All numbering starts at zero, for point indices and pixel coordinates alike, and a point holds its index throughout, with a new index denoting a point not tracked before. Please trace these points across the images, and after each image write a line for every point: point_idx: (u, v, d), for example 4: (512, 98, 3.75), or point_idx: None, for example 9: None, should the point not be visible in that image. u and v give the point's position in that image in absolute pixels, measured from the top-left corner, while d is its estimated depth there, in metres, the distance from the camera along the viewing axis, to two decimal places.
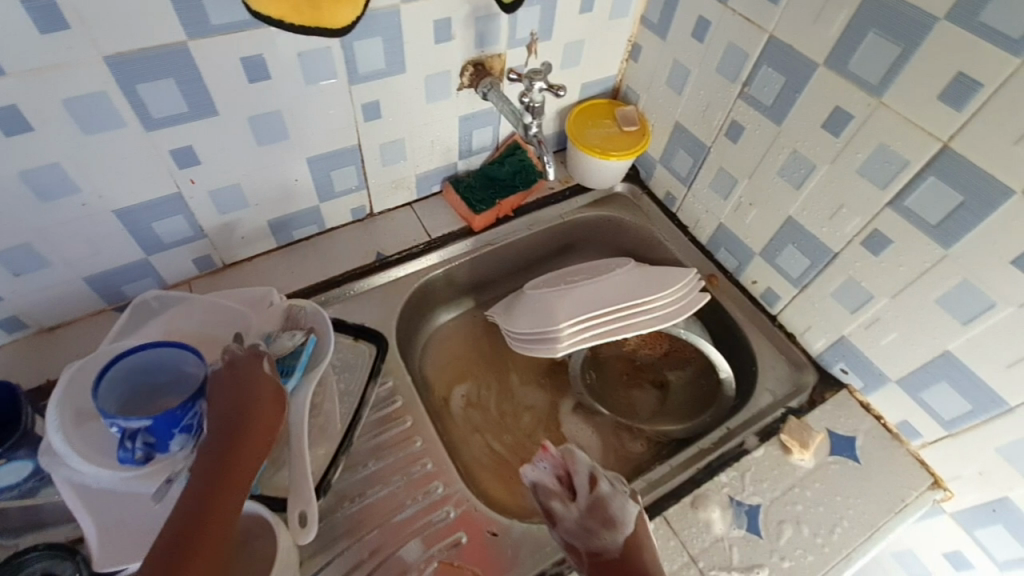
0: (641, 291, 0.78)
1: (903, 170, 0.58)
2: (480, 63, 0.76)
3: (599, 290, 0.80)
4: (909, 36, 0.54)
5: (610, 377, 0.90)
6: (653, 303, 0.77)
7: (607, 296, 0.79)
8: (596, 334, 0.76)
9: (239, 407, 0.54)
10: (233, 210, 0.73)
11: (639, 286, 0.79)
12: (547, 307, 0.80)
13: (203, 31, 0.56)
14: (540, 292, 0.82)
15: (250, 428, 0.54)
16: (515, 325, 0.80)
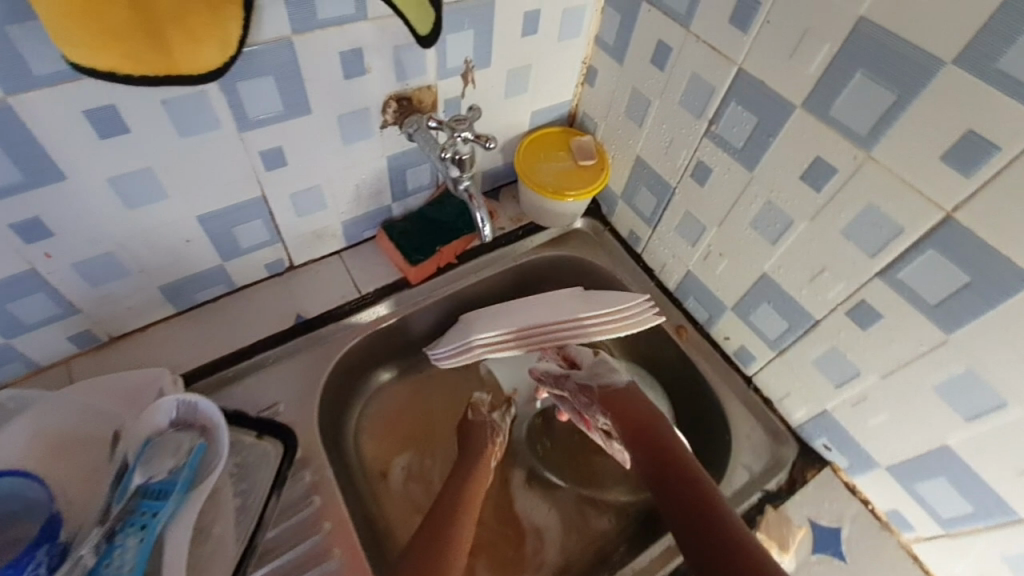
0: (582, 307, 0.70)
1: (896, 238, 0.49)
2: (405, 98, 0.65)
3: (536, 303, 0.72)
4: (906, 81, 0.44)
5: (567, 443, 0.81)
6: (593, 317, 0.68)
7: (546, 310, 0.71)
8: (516, 345, 0.70)
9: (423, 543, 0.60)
10: (110, 280, 0.61)
11: (588, 300, 0.71)
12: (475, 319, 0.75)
13: (25, 84, 0.44)
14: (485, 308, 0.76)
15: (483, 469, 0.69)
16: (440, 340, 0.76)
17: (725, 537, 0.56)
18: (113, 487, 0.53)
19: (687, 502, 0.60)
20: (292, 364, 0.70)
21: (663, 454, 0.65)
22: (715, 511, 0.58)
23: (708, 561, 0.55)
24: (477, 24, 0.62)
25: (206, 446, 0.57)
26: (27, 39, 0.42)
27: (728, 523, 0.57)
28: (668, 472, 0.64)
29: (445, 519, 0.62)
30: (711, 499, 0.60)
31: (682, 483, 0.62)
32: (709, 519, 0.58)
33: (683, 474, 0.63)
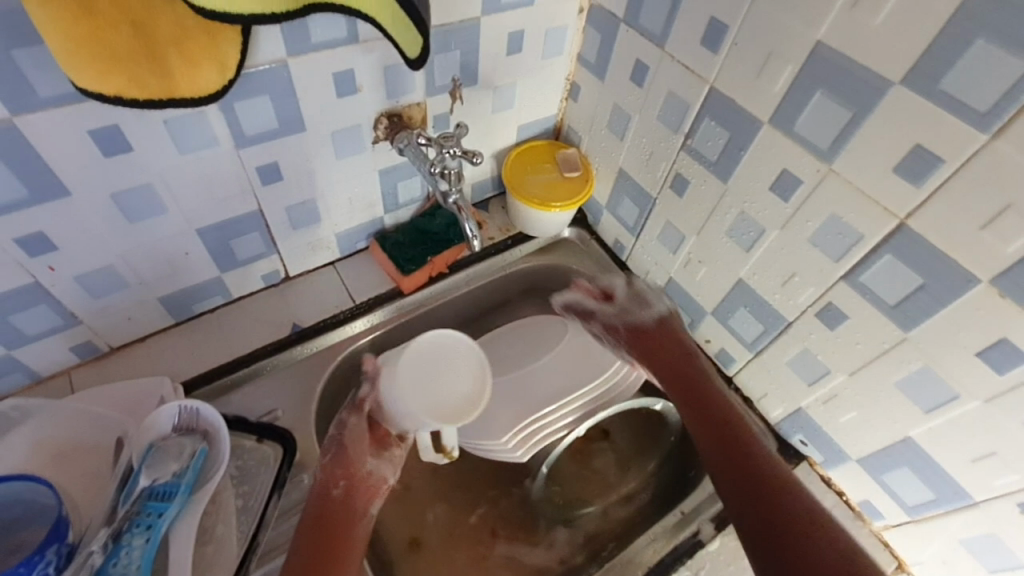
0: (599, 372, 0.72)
1: (857, 244, 0.52)
2: (396, 115, 0.68)
3: (541, 378, 0.71)
4: (859, 98, 0.47)
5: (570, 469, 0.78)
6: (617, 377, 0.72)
7: (565, 384, 0.71)
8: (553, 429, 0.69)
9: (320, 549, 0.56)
10: (111, 292, 0.63)
11: (589, 364, 0.72)
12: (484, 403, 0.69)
13: (31, 105, 0.46)
14: None
15: (348, 506, 0.61)
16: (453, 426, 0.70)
17: (791, 524, 0.53)
18: (119, 490, 0.55)
19: (737, 463, 0.60)
20: (287, 372, 0.72)
21: (722, 419, 0.64)
22: (777, 495, 0.56)
23: (778, 559, 0.52)
24: (464, 45, 0.65)
25: (207, 450, 0.59)
26: (38, 66, 0.44)
27: (793, 507, 0.55)
28: (717, 423, 0.64)
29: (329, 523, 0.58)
30: (771, 481, 0.57)
31: (739, 459, 0.60)
32: (775, 508, 0.55)
33: (742, 450, 0.61)
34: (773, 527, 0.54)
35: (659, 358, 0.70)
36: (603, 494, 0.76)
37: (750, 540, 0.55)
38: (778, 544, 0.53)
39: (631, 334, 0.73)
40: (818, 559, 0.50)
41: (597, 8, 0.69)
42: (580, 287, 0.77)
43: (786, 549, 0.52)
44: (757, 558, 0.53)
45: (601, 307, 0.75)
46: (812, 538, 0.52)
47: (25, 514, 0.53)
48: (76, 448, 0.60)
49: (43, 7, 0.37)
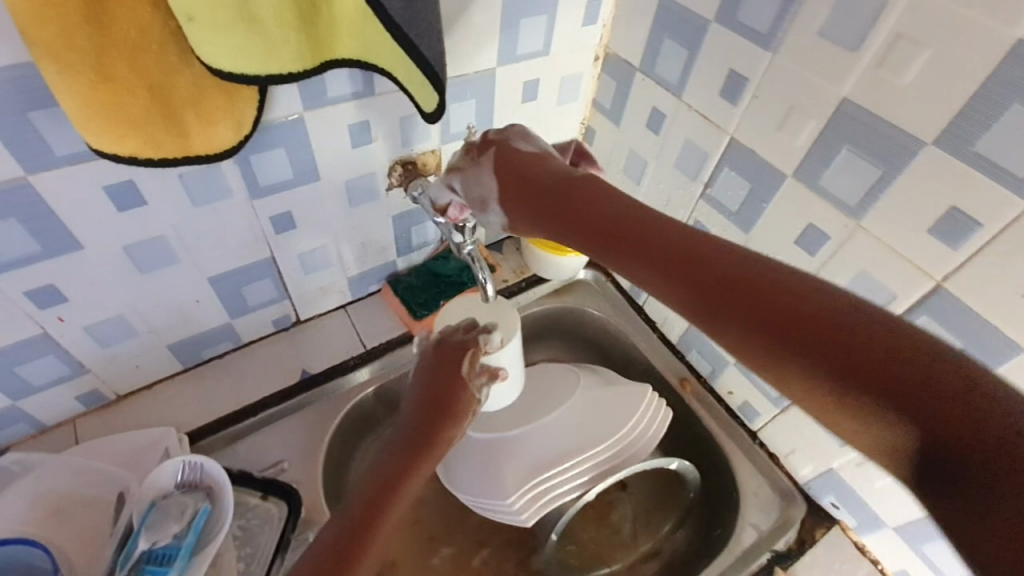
0: (612, 429, 0.68)
1: (889, 304, 0.50)
2: (411, 162, 0.67)
3: (552, 434, 0.68)
4: (888, 157, 0.46)
5: (584, 529, 0.75)
6: (631, 434, 0.68)
7: (574, 438, 0.68)
8: (560, 492, 0.66)
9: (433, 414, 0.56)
10: (119, 341, 0.62)
11: (602, 418, 0.69)
12: (490, 462, 0.67)
13: (47, 164, 0.46)
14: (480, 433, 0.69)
15: (456, 390, 0.58)
16: (458, 483, 0.68)
17: (883, 345, 0.30)
18: (119, 551, 0.53)
19: (709, 289, 0.37)
20: (296, 421, 0.70)
21: (653, 253, 0.40)
22: (812, 309, 0.33)
23: (870, 394, 0.30)
24: (479, 94, 0.65)
25: (210, 510, 0.56)
26: (56, 126, 0.44)
27: (823, 296, 0.33)
28: (674, 263, 0.39)
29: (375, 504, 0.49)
30: (777, 291, 0.34)
31: (719, 288, 0.36)
32: (828, 338, 0.32)
33: (700, 266, 0.37)
34: (878, 380, 0.30)
35: (581, 216, 0.45)
36: (619, 554, 0.73)
37: (850, 395, 0.31)
38: (863, 376, 0.30)
39: (538, 196, 0.48)
40: (957, 409, 0.28)
41: (613, 56, 0.69)
42: (488, 138, 0.55)
43: (879, 369, 0.30)
44: (842, 415, 0.32)
45: (505, 187, 0.51)
46: (881, 335, 0.30)
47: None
48: (77, 504, 0.58)
49: (60, 75, 0.38)
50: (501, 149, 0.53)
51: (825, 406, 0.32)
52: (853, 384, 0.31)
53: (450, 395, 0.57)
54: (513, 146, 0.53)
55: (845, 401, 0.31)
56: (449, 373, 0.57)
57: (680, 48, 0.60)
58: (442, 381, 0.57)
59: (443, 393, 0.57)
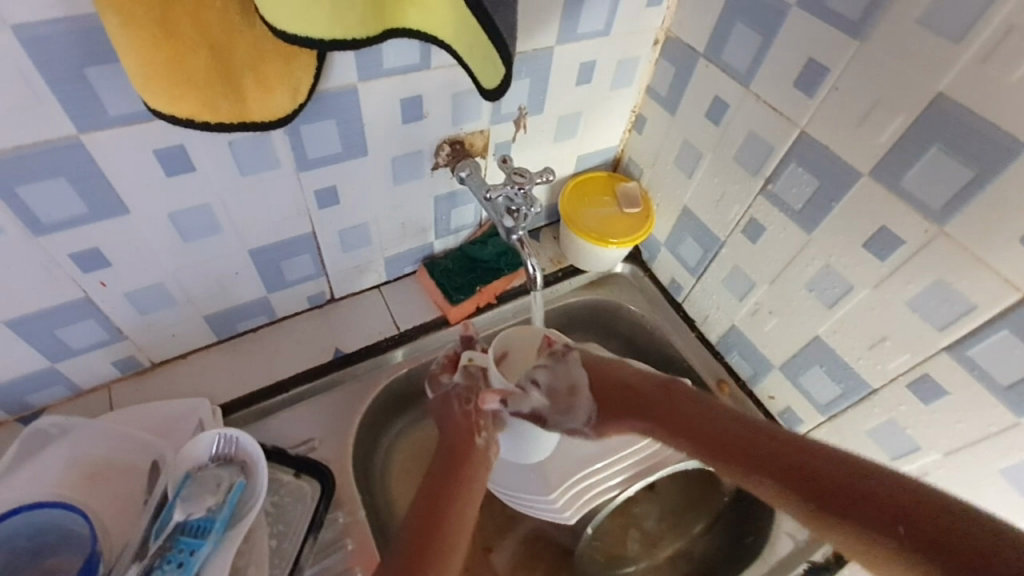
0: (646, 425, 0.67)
1: (966, 315, 0.47)
2: (459, 142, 0.65)
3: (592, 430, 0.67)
4: (984, 158, 0.43)
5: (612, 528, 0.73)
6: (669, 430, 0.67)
7: None
8: (597, 489, 0.65)
9: (450, 454, 0.58)
10: (157, 309, 0.61)
11: None
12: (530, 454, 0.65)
13: (99, 123, 0.45)
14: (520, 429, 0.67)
15: (469, 444, 0.58)
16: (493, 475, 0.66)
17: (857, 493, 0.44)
18: (153, 521, 0.53)
19: (752, 452, 0.51)
20: (326, 400, 0.70)
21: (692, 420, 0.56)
22: (918, 506, 0.42)
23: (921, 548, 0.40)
24: (534, 73, 0.63)
25: (244, 484, 0.56)
26: (109, 83, 0.43)
27: (881, 490, 0.44)
28: (732, 439, 0.53)
29: (444, 498, 0.52)
30: (814, 470, 0.47)
31: (846, 494, 0.45)
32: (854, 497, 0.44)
33: (738, 441, 0.53)
34: (910, 538, 0.41)
35: (673, 421, 0.57)
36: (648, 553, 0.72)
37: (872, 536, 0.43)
38: (840, 509, 0.45)
39: (625, 398, 0.61)
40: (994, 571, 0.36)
41: (674, 41, 0.66)
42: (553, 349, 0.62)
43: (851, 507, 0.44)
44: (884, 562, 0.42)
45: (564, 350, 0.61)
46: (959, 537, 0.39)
47: (56, 540, 0.51)
48: (113, 469, 0.58)
49: (124, 28, 0.36)
50: (584, 355, 0.63)
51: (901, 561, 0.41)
52: (885, 535, 0.42)
53: (465, 441, 0.58)
54: (595, 359, 0.63)
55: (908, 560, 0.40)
56: (455, 404, 0.61)
57: (753, 33, 0.57)
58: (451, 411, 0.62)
59: (455, 429, 0.60)
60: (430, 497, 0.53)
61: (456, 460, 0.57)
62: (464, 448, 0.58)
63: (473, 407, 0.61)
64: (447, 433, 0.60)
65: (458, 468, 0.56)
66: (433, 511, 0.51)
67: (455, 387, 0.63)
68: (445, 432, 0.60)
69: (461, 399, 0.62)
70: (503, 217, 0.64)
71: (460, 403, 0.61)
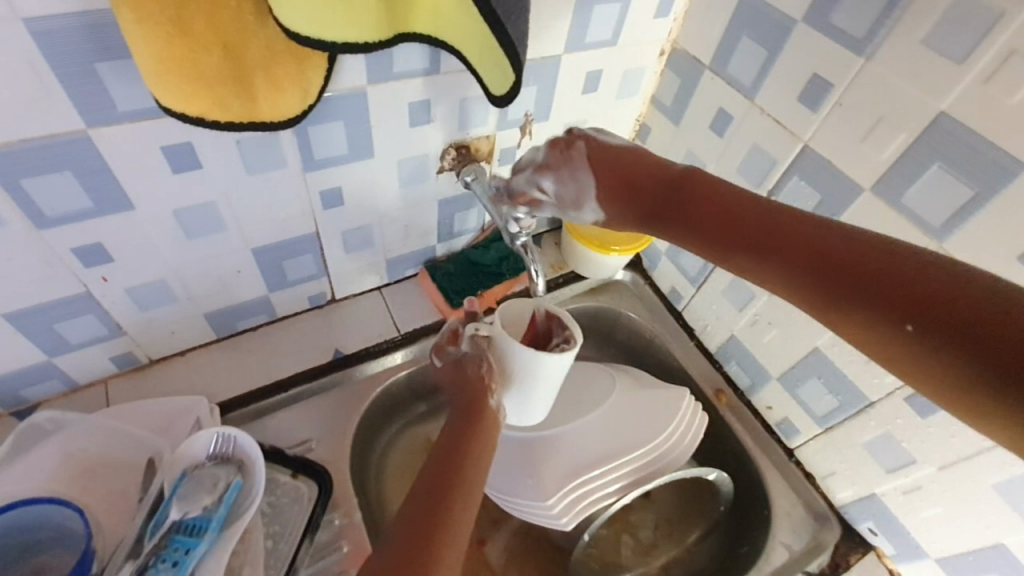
0: (644, 433, 0.67)
1: None
2: (464, 146, 0.65)
3: (591, 436, 0.67)
4: (985, 177, 0.44)
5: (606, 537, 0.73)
6: (667, 439, 0.67)
7: (610, 433, 0.67)
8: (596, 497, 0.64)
9: (464, 415, 0.55)
10: (157, 305, 0.61)
11: (639, 423, 0.68)
12: (527, 459, 0.65)
13: (108, 118, 0.45)
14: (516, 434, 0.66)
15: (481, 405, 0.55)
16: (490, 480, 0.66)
17: (908, 266, 0.34)
18: (148, 518, 0.52)
19: (768, 242, 0.40)
20: (324, 401, 0.69)
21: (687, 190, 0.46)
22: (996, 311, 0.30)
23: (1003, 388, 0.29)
24: (542, 80, 0.63)
25: (241, 483, 0.55)
26: (121, 79, 0.43)
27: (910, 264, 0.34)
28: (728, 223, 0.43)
29: (455, 459, 0.49)
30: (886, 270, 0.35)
31: (858, 275, 0.36)
32: (990, 333, 0.30)
33: (773, 231, 0.40)
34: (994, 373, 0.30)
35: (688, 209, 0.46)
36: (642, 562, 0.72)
37: (879, 321, 0.34)
38: (876, 297, 0.35)
39: (626, 180, 0.50)
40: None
41: (680, 52, 0.67)
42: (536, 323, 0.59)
43: (880, 285, 0.35)
44: (932, 361, 0.32)
45: (597, 176, 0.52)
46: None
47: (48, 536, 0.50)
48: (108, 466, 0.58)
49: (138, 24, 0.36)
50: (591, 144, 0.53)
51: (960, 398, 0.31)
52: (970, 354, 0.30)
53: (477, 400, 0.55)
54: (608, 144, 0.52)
55: (916, 345, 0.33)
56: (471, 370, 0.58)
57: (759, 47, 0.57)
58: (466, 379, 0.58)
59: (469, 388, 0.57)
60: (438, 459, 0.49)
61: (467, 419, 0.54)
62: (475, 408, 0.55)
63: (486, 371, 0.57)
64: (460, 395, 0.57)
65: (467, 429, 0.53)
66: (445, 476, 0.47)
67: (465, 353, 0.59)
68: (457, 398, 0.57)
69: (474, 367, 0.58)
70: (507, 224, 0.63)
71: (474, 369, 0.57)
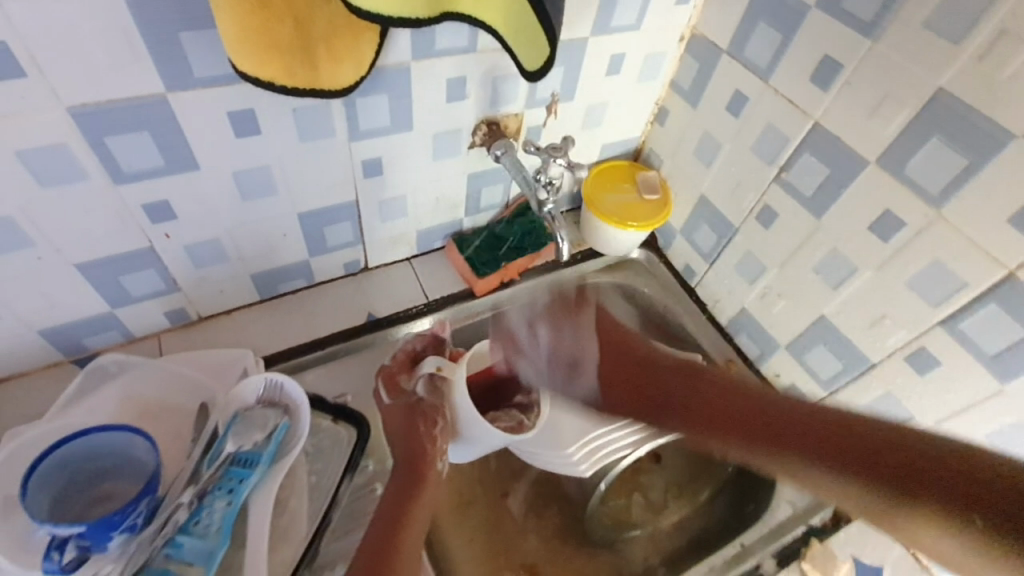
0: None
1: (961, 293, 0.52)
2: (495, 123, 0.70)
3: None
4: (982, 148, 0.48)
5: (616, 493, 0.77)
6: None
7: None
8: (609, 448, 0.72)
9: (412, 469, 0.60)
10: (211, 263, 0.66)
11: None
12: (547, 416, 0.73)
13: (185, 84, 0.50)
14: None
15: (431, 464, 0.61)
16: None
17: (909, 456, 0.46)
18: (205, 450, 0.57)
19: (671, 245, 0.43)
20: (358, 359, 0.74)
21: None
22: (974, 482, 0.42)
23: (1001, 532, 0.38)
24: (569, 61, 0.68)
25: (289, 424, 0.60)
26: (199, 47, 0.48)
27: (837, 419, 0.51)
28: None
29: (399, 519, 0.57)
30: (881, 450, 0.47)
31: (867, 448, 0.48)
32: (975, 498, 0.41)
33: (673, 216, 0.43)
34: (991, 521, 0.39)
35: None
36: (652, 519, 0.76)
37: (899, 513, 0.45)
38: (880, 478, 0.46)
39: None
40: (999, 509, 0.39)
41: (699, 38, 0.71)
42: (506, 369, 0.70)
43: (879, 462, 0.47)
44: (969, 532, 0.40)
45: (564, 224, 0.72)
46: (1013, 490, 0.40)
47: (117, 464, 0.55)
48: (165, 409, 0.63)
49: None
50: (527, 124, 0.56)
51: (957, 529, 0.41)
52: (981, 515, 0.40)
53: (422, 455, 0.61)
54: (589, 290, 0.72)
55: (914, 504, 0.44)
56: (421, 423, 0.62)
57: (773, 32, 0.61)
58: (414, 425, 0.62)
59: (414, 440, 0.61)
60: (388, 519, 0.57)
61: (414, 473, 0.60)
62: (421, 465, 0.60)
63: (439, 430, 0.62)
64: (404, 446, 0.62)
65: (411, 485, 0.59)
66: (390, 534, 0.55)
67: (419, 398, 0.64)
68: (405, 444, 0.62)
69: (427, 419, 0.62)
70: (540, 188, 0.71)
71: (427, 424, 0.62)
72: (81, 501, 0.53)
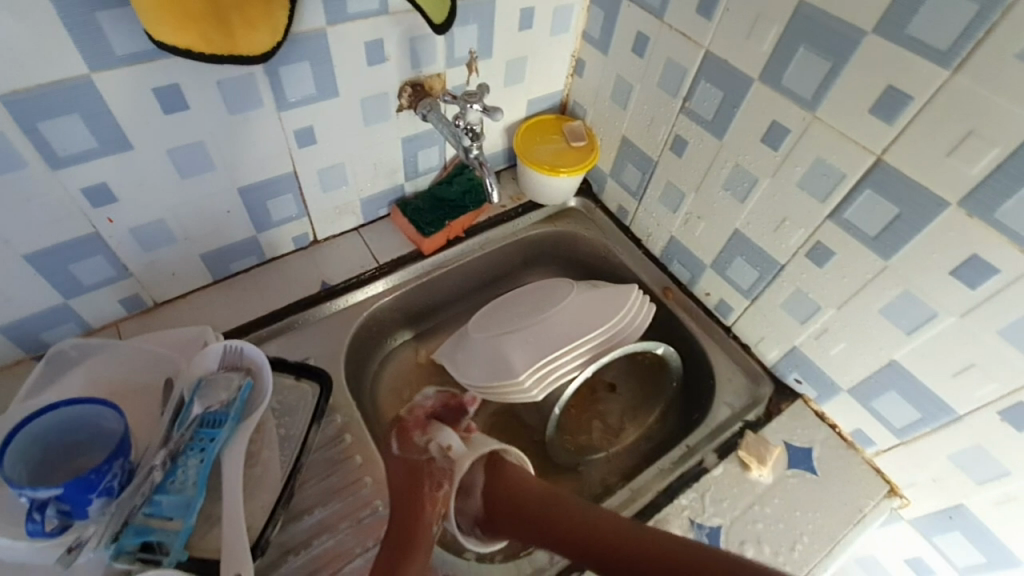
0: (598, 319, 0.77)
1: (840, 183, 0.59)
2: (418, 84, 0.74)
3: (553, 326, 0.78)
4: (838, 50, 0.54)
5: (574, 421, 0.83)
6: (618, 323, 0.77)
7: (569, 320, 0.78)
8: (560, 372, 0.75)
9: (411, 522, 0.59)
10: (159, 246, 0.69)
11: (595, 313, 0.78)
12: (499, 353, 0.77)
13: (108, 63, 0.52)
14: (488, 337, 0.79)
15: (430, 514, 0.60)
16: (469, 375, 0.78)
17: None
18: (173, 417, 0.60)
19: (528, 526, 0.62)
20: (316, 326, 0.78)
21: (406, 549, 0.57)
22: None
23: None
24: (480, 19, 0.72)
25: (252, 384, 0.64)
26: (117, 25, 0.50)
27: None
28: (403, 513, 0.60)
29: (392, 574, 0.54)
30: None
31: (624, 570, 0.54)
32: None
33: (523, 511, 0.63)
34: None
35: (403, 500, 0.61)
36: (610, 439, 0.82)
37: None
38: None
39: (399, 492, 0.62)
40: None
41: None
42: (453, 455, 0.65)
43: None
44: None
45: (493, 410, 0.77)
46: None
47: (88, 437, 0.57)
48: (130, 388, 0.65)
49: None
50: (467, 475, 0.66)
51: None
52: None
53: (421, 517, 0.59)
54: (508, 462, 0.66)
55: None
56: (426, 482, 0.62)
57: None
58: (417, 483, 0.62)
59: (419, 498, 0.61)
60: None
61: (413, 529, 0.58)
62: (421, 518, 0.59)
63: (444, 492, 0.62)
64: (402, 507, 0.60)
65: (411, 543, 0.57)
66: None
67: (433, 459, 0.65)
68: (400, 504, 0.60)
69: (434, 481, 0.63)
70: (462, 134, 0.74)
71: (432, 484, 0.62)
72: (59, 475, 0.56)
